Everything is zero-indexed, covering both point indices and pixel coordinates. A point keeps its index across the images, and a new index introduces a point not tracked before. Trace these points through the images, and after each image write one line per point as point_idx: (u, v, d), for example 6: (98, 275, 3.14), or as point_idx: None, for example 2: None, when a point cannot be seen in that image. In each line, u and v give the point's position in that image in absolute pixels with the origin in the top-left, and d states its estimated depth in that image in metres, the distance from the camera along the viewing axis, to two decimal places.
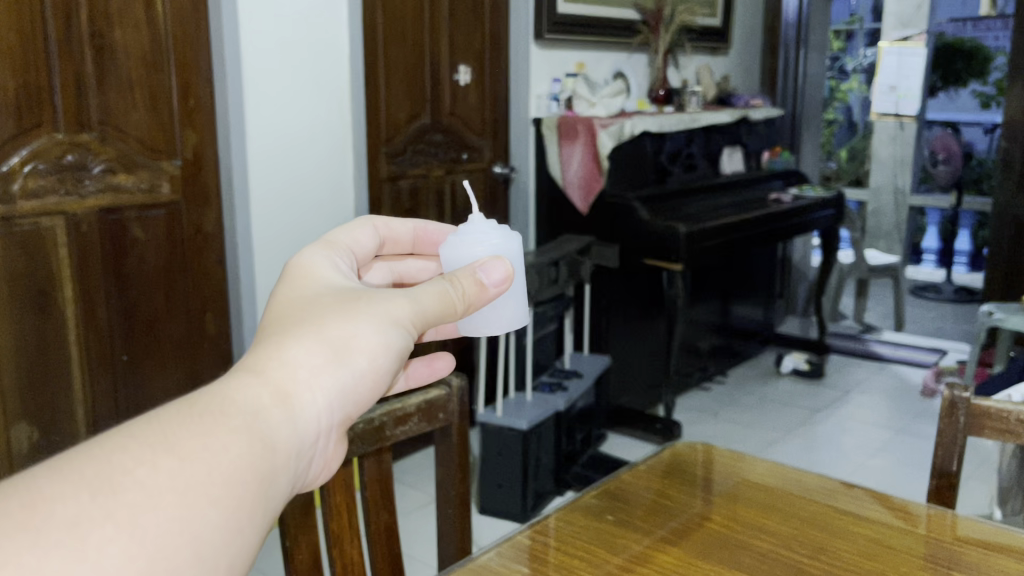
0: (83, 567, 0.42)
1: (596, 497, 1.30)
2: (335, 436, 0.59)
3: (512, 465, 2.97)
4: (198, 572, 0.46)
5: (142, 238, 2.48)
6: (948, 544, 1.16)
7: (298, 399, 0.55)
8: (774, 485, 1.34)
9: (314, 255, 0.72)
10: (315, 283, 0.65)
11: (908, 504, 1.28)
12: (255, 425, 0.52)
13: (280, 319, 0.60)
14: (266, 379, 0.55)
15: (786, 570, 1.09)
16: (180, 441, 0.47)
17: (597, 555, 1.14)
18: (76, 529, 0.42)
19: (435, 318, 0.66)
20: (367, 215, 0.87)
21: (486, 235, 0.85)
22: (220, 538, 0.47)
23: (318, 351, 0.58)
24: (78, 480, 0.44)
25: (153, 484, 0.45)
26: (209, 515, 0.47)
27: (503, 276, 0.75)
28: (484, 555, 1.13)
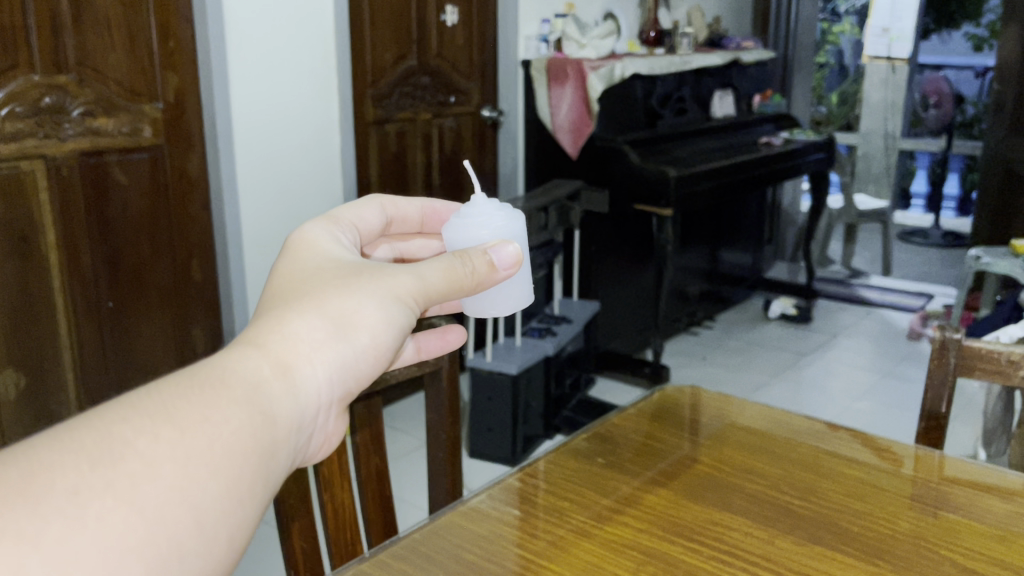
0: (80, 537, 0.40)
1: (587, 440, 1.30)
2: (335, 411, 0.57)
3: (502, 409, 2.99)
4: (197, 544, 0.44)
5: (125, 182, 2.43)
6: (936, 485, 1.17)
7: (299, 374, 0.54)
8: (764, 427, 1.34)
9: (317, 228, 0.70)
10: (317, 257, 0.63)
11: (897, 445, 1.28)
12: (256, 398, 0.50)
13: (282, 292, 0.58)
14: (267, 352, 0.53)
15: (775, 511, 1.10)
16: (181, 414, 0.46)
17: (588, 497, 1.14)
18: (76, 498, 0.41)
19: (441, 293, 0.64)
20: (374, 195, 0.86)
21: (491, 217, 0.82)
22: (221, 511, 0.46)
23: (320, 326, 0.56)
24: (76, 450, 0.42)
25: (152, 455, 0.43)
26: (208, 487, 0.45)
27: (513, 260, 0.72)
28: (474, 498, 1.13)
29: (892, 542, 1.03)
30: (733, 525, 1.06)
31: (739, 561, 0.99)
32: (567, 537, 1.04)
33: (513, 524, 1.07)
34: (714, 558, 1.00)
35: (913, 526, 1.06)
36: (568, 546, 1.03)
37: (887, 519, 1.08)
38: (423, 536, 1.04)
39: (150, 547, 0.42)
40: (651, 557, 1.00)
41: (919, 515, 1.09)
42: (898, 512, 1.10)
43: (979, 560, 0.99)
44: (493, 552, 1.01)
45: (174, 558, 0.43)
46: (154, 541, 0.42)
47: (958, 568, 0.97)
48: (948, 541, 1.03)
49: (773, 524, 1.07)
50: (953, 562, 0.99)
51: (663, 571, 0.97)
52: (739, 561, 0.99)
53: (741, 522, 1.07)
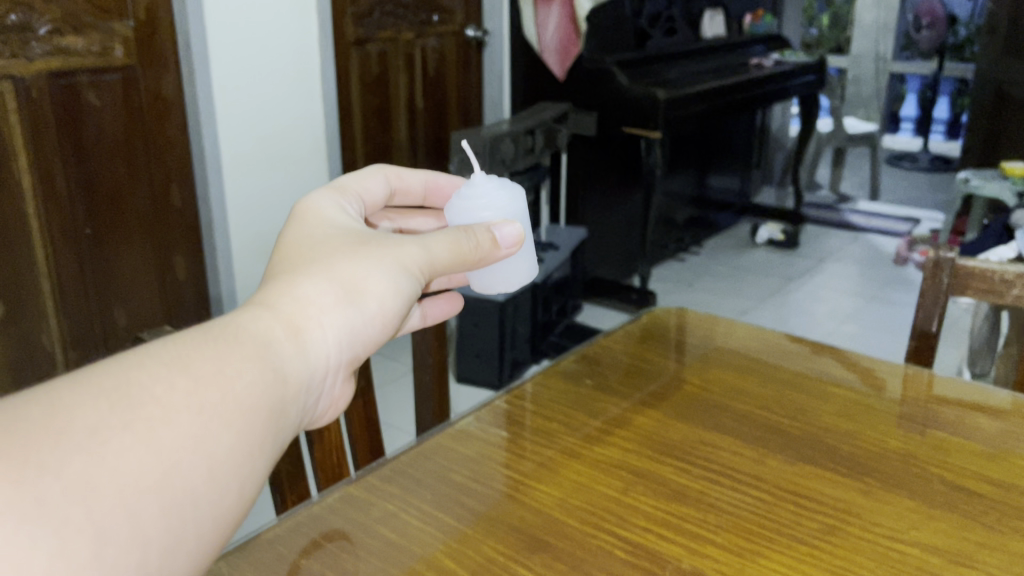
0: (100, 470, 0.44)
1: (575, 362, 1.28)
2: (341, 373, 0.66)
3: (489, 334, 2.98)
4: (210, 487, 0.50)
5: (97, 104, 2.36)
6: (926, 403, 1.17)
7: (308, 335, 0.62)
8: (752, 348, 1.33)
9: (324, 198, 0.79)
10: (325, 225, 0.72)
11: (886, 365, 1.27)
12: (267, 356, 0.58)
13: (292, 260, 0.67)
14: (280, 314, 0.61)
15: (765, 430, 1.09)
16: (197, 366, 0.52)
17: (577, 419, 1.13)
18: (97, 434, 0.45)
19: (441, 267, 0.74)
20: (377, 166, 0.94)
21: (493, 196, 0.89)
22: (229, 457, 0.51)
23: (329, 291, 0.65)
24: (99, 392, 0.47)
25: (169, 400, 0.49)
26: (220, 434, 0.51)
27: (516, 241, 0.84)
28: (462, 420, 1.12)
29: (882, 459, 1.02)
30: (723, 445, 1.06)
31: (729, 479, 0.99)
32: (556, 458, 1.04)
33: (501, 446, 1.06)
34: (703, 477, 0.99)
35: (902, 444, 1.06)
36: (558, 467, 1.02)
37: (876, 438, 1.07)
38: (410, 458, 1.03)
39: (167, 485, 0.47)
40: (641, 477, 0.99)
41: (908, 433, 1.09)
42: (887, 431, 1.09)
43: (967, 476, 0.99)
44: (481, 473, 1.00)
45: (186, 499, 0.49)
46: (170, 480, 0.48)
47: (948, 484, 0.97)
48: (938, 458, 1.03)
49: (762, 443, 1.06)
50: (943, 478, 0.98)
51: (653, 490, 0.97)
52: (728, 480, 0.98)
53: (730, 441, 1.07)
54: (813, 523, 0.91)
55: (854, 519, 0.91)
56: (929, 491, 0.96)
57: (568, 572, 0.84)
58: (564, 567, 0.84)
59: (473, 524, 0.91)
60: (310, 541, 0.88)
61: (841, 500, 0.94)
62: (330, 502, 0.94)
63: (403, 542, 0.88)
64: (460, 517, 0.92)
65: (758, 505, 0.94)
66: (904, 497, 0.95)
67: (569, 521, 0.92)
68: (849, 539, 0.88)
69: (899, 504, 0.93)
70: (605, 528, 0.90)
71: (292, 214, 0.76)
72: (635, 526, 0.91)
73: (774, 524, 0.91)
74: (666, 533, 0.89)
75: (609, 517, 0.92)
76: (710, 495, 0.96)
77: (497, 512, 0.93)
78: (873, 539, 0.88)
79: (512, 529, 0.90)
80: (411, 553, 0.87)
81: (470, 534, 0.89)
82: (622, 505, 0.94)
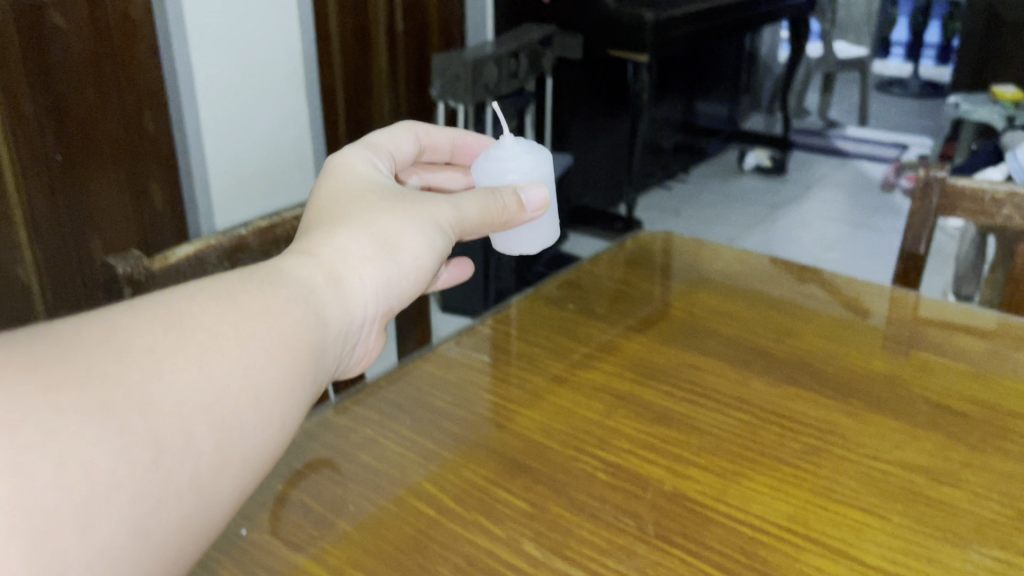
0: (152, 387, 0.47)
1: (559, 288, 1.26)
2: (377, 323, 0.71)
3: (474, 266, 2.94)
4: (257, 414, 0.54)
5: (62, 24, 2.22)
6: (912, 326, 1.15)
7: (348, 283, 0.67)
8: (738, 272, 1.31)
9: (355, 153, 0.85)
10: (358, 182, 0.78)
11: (873, 288, 1.26)
12: (310, 300, 0.62)
13: (332, 215, 0.72)
14: (323, 261, 0.66)
15: (751, 354, 1.08)
16: (244, 304, 0.56)
17: (560, 345, 1.11)
18: (150, 352, 0.49)
19: (467, 226, 0.81)
20: (411, 125, 0.99)
21: (518, 158, 0.94)
22: (273, 388, 0.55)
23: (368, 245, 0.70)
24: (150, 319, 0.50)
25: (218, 329, 0.53)
26: (265, 367, 0.55)
27: (540, 203, 0.91)
28: (443, 346, 1.10)
29: (867, 382, 1.01)
30: (707, 369, 1.04)
31: (712, 402, 0.97)
32: (539, 384, 1.02)
33: (482, 372, 1.05)
34: (687, 401, 0.98)
35: (888, 366, 1.05)
36: (540, 392, 1.00)
37: (862, 360, 1.06)
38: (390, 385, 1.01)
39: (217, 407, 0.50)
40: (624, 401, 0.98)
41: (894, 355, 1.08)
42: (873, 353, 1.08)
43: (952, 396, 0.98)
44: (462, 399, 0.99)
45: (234, 425, 0.51)
46: (220, 404, 0.51)
47: (933, 405, 0.96)
48: (923, 379, 1.02)
49: (747, 366, 1.05)
50: (928, 399, 0.98)
51: (636, 414, 0.95)
52: (712, 403, 0.97)
53: (715, 365, 1.05)
54: (796, 444, 0.90)
55: (838, 440, 0.90)
56: (914, 411, 0.95)
57: (550, 496, 0.83)
58: (546, 491, 0.83)
59: (455, 448, 0.90)
60: (287, 468, 0.86)
61: (825, 421, 0.93)
62: (308, 429, 0.92)
63: (383, 468, 0.87)
64: (440, 443, 0.91)
65: (742, 428, 0.93)
66: (888, 418, 0.94)
67: (551, 446, 0.90)
68: (833, 460, 0.87)
69: (884, 424, 0.93)
70: (587, 453, 0.89)
71: (325, 169, 0.82)
72: (617, 449, 0.89)
73: (757, 446, 0.90)
74: (649, 456, 0.88)
75: (591, 442, 0.91)
76: (693, 418, 0.94)
77: (478, 437, 0.92)
78: (857, 460, 0.87)
79: (494, 454, 0.89)
80: (391, 479, 0.85)
81: (451, 460, 0.88)
82: (605, 429, 0.93)
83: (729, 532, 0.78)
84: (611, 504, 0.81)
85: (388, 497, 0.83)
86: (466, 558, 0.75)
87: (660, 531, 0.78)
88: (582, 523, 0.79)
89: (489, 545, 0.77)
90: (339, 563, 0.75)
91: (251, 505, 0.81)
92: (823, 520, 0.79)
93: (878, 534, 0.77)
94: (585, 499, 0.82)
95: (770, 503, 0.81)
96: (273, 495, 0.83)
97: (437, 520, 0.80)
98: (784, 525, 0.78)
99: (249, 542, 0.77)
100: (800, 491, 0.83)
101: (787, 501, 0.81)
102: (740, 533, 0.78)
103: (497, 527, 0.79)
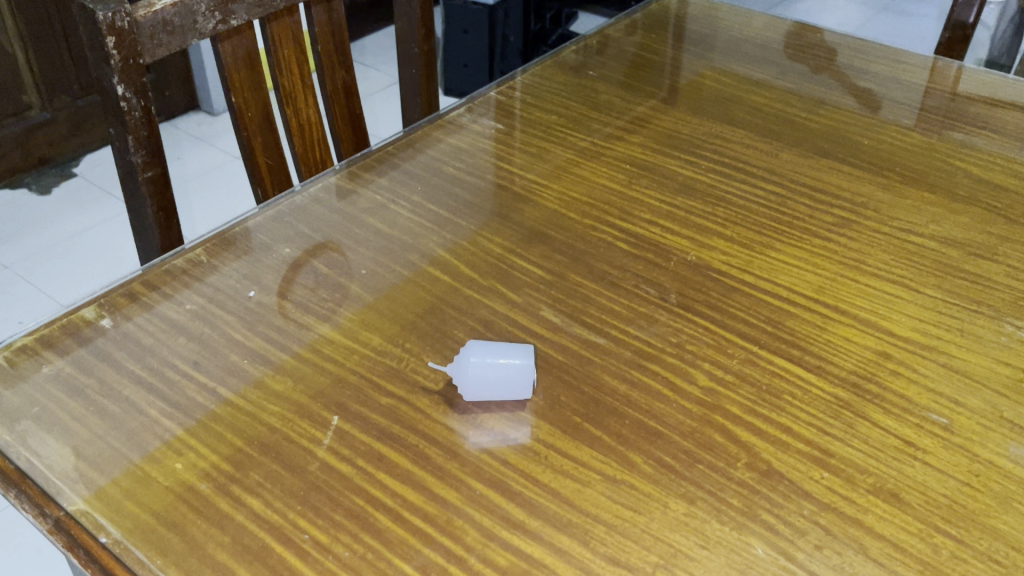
0: None
1: (576, 53, 1.17)
2: (257, 329, 0.72)
3: (479, 41, 2.71)
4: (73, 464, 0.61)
5: None
6: (954, 97, 1.08)
7: (220, 267, 0.78)
8: (769, 40, 1.21)
9: (377, 204, 0.87)
10: (366, 245, 0.81)
11: (914, 56, 1.16)
12: (179, 356, 0.69)
13: (236, 253, 0.80)
14: (226, 248, 0.80)
15: (783, 125, 1.01)
16: (144, 355, 0.69)
17: (577, 112, 1.04)
18: None
19: (409, 288, 0.76)
20: None
21: None
22: (137, 433, 0.63)
23: (326, 315, 0.73)
24: None
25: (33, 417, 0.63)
26: (120, 417, 0.64)
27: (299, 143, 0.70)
28: (454, 112, 1.02)
29: (904, 155, 0.96)
30: (734, 139, 0.98)
31: (740, 173, 0.92)
32: (556, 152, 0.96)
33: (496, 137, 0.98)
34: (712, 172, 0.92)
35: (926, 139, 0.99)
36: (559, 162, 0.95)
37: (899, 133, 1.00)
38: (397, 150, 0.95)
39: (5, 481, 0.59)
40: (646, 171, 0.93)
41: (933, 128, 1.01)
42: (911, 126, 1.02)
43: (994, 171, 0.93)
44: (474, 166, 0.93)
45: None
46: None
47: (973, 179, 0.92)
48: (962, 153, 0.96)
49: (776, 137, 0.99)
50: (967, 173, 0.93)
51: (658, 185, 0.91)
52: (739, 174, 0.92)
53: (743, 136, 0.99)
54: (827, 216, 0.86)
55: (872, 213, 0.86)
56: (953, 184, 0.91)
57: (569, 264, 0.79)
58: (564, 260, 0.80)
59: (469, 217, 0.86)
60: (294, 232, 0.82)
61: (857, 193, 0.89)
62: (313, 194, 0.88)
63: (394, 234, 0.83)
64: (454, 209, 0.86)
65: (770, 199, 0.88)
66: (925, 191, 0.89)
67: (570, 216, 0.86)
68: (864, 233, 0.83)
69: (920, 198, 0.88)
70: (607, 223, 0.85)
71: (355, 205, 0.86)
72: (639, 220, 0.85)
73: (786, 218, 0.86)
74: (671, 226, 0.84)
75: (612, 212, 0.87)
76: (718, 188, 0.90)
77: (492, 204, 0.87)
78: (889, 232, 0.83)
79: (510, 223, 0.85)
80: (403, 244, 0.81)
81: (465, 227, 0.84)
82: (626, 199, 0.88)
83: (754, 302, 0.75)
84: (633, 273, 0.78)
85: (402, 263, 0.79)
86: (483, 323, 0.73)
87: (684, 301, 0.75)
88: (602, 292, 0.76)
89: (506, 311, 0.74)
90: (352, 326, 0.72)
91: (257, 267, 0.78)
92: (852, 292, 0.77)
93: (908, 306, 0.75)
94: (605, 268, 0.79)
95: (796, 275, 0.78)
96: (280, 258, 0.79)
97: (452, 285, 0.77)
98: (811, 297, 0.76)
99: (258, 303, 0.74)
100: (829, 265, 0.80)
101: (815, 273, 0.79)
102: (765, 303, 0.75)
103: (514, 294, 0.76)
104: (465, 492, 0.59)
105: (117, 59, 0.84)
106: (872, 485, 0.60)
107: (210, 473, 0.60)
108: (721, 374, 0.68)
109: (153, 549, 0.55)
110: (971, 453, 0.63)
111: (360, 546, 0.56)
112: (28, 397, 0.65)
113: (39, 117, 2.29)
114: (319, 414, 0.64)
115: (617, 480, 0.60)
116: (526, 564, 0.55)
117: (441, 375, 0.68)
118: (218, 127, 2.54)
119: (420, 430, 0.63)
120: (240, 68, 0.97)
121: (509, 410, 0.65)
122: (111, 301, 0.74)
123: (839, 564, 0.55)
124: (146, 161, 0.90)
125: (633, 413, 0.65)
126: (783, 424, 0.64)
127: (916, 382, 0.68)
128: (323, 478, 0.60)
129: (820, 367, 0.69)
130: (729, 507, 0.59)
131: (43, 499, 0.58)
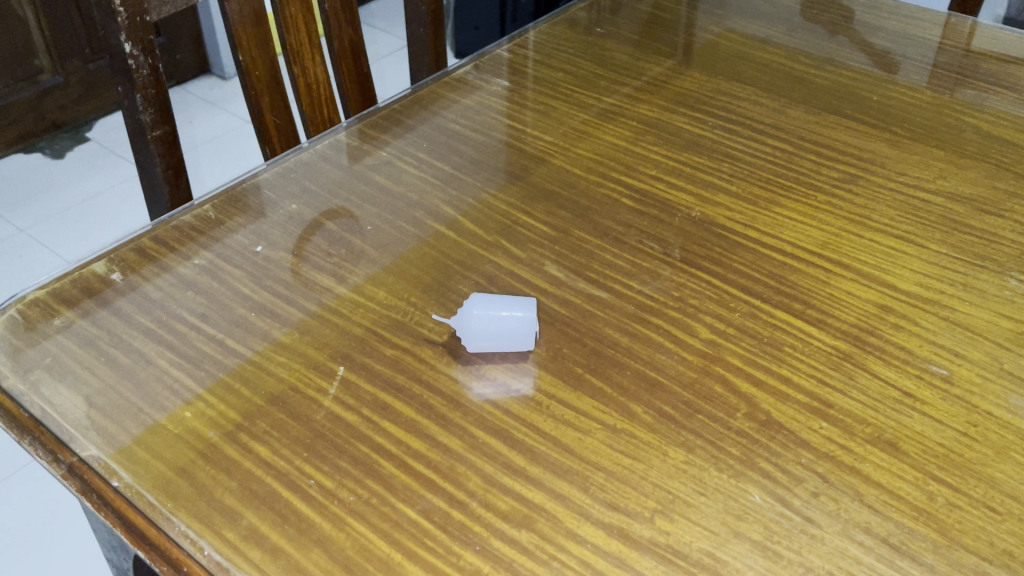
0: None
1: (585, 10, 1.16)
2: (263, 284, 0.72)
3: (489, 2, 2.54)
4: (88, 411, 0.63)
5: None
6: (967, 53, 1.06)
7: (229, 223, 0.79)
8: None
9: (382, 161, 0.87)
10: (371, 202, 0.82)
11: (928, 12, 1.14)
12: (183, 310, 0.70)
13: (245, 210, 0.80)
14: (234, 205, 0.81)
15: (788, 80, 1.01)
16: (153, 307, 0.70)
17: (585, 70, 1.03)
18: None
19: (408, 243, 0.77)
20: None
21: None
22: (148, 381, 0.64)
23: (328, 269, 0.74)
24: None
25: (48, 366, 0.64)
26: (129, 367, 0.65)
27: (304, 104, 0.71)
28: (460, 69, 1.01)
29: (913, 111, 0.95)
30: (742, 97, 0.98)
31: (748, 130, 0.92)
32: (565, 111, 0.96)
33: (504, 95, 0.98)
34: (718, 129, 0.92)
35: (936, 96, 0.98)
36: (566, 120, 0.94)
37: (909, 90, 0.99)
38: (403, 107, 0.95)
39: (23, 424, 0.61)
40: (652, 128, 0.93)
41: (946, 85, 1.00)
42: (921, 82, 1.01)
43: (1003, 127, 0.93)
44: (480, 123, 0.93)
45: None
46: None
47: (982, 135, 0.91)
48: (972, 110, 0.96)
49: (782, 94, 0.98)
50: (976, 129, 0.92)
51: (664, 142, 0.90)
52: (746, 131, 0.92)
53: (750, 93, 0.99)
54: (833, 172, 0.86)
55: (878, 169, 0.86)
56: (961, 139, 0.90)
57: (573, 221, 0.80)
58: (569, 216, 0.80)
59: (473, 173, 0.86)
60: (300, 188, 0.83)
61: (864, 148, 0.89)
62: (320, 151, 0.88)
63: (399, 190, 0.83)
64: (459, 166, 0.87)
65: (775, 155, 0.88)
66: (933, 148, 0.89)
67: (575, 172, 0.86)
68: (870, 189, 0.83)
69: (929, 154, 0.88)
70: (614, 179, 0.85)
71: (360, 163, 0.87)
72: (645, 176, 0.85)
73: (791, 174, 0.86)
74: (678, 182, 0.84)
75: (618, 168, 0.87)
76: (725, 144, 0.90)
77: (497, 161, 0.88)
78: (895, 188, 0.83)
79: (516, 180, 0.85)
80: (408, 201, 0.82)
81: (471, 183, 0.84)
82: (632, 156, 0.88)
83: (758, 257, 0.76)
84: (637, 229, 0.79)
85: (407, 219, 0.80)
86: (487, 278, 0.74)
87: (688, 257, 0.76)
88: (606, 248, 0.77)
89: (509, 266, 0.75)
90: (356, 281, 0.73)
91: (266, 223, 0.79)
92: (856, 247, 0.77)
93: (913, 261, 0.75)
94: (610, 224, 0.79)
95: (800, 230, 0.79)
96: (287, 214, 0.80)
97: (456, 241, 0.77)
98: (813, 251, 0.76)
99: (265, 258, 0.75)
100: (834, 219, 0.80)
101: (818, 228, 0.79)
102: (769, 258, 0.76)
103: (519, 250, 0.77)
104: (468, 440, 0.60)
105: (123, 16, 0.84)
106: (869, 435, 0.61)
107: (218, 421, 0.61)
108: (723, 328, 0.69)
109: (163, 493, 0.57)
110: (970, 404, 0.63)
111: (364, 492, 0.57)
112: (40, 349, 0.67)
113: (50, 81, 2.29)
114: (326, 364, 0.65)
115: (616, 429, 0.61)
116: (527, 510, 0.56)
117: (445, 328, 0.69)
118: (229, 91, 2.54)
119: (423, 380, 0.64)
120: (247, 27, 0.96)
121: (512, 360, 0.66)
122: (121, 257, 0.75)
123: (834, 510, 0.56)
124: (155, 119, 0.90)
125: (633, 364, 0.66)
126: (783, 376, 0.65)
127: (916, 333, 0.68)
128: (328, 427, 0.61)
129: (822, 320, 0.70)
130: (727, 455, 0.59)
131: (56, 445, 0.60)
